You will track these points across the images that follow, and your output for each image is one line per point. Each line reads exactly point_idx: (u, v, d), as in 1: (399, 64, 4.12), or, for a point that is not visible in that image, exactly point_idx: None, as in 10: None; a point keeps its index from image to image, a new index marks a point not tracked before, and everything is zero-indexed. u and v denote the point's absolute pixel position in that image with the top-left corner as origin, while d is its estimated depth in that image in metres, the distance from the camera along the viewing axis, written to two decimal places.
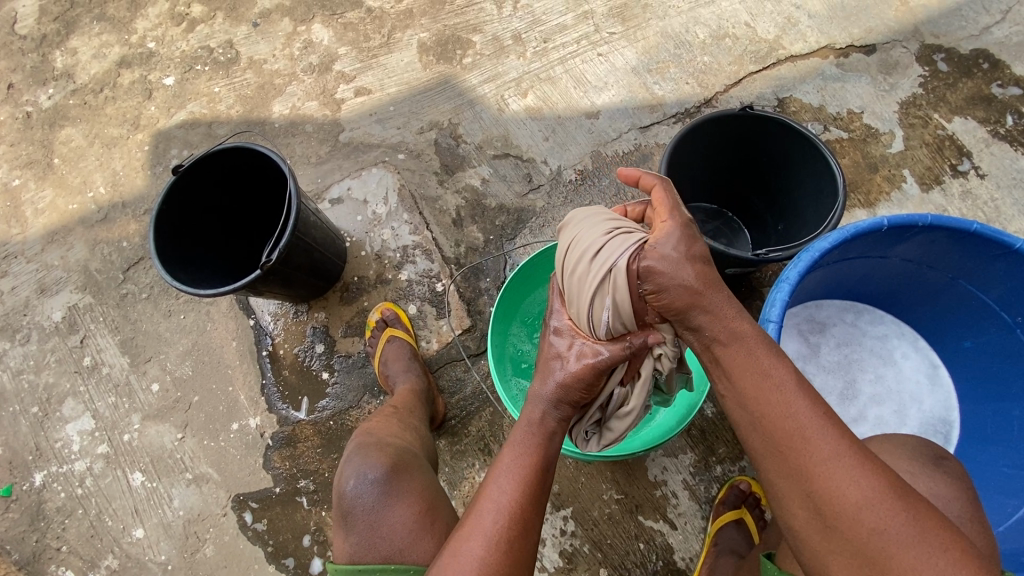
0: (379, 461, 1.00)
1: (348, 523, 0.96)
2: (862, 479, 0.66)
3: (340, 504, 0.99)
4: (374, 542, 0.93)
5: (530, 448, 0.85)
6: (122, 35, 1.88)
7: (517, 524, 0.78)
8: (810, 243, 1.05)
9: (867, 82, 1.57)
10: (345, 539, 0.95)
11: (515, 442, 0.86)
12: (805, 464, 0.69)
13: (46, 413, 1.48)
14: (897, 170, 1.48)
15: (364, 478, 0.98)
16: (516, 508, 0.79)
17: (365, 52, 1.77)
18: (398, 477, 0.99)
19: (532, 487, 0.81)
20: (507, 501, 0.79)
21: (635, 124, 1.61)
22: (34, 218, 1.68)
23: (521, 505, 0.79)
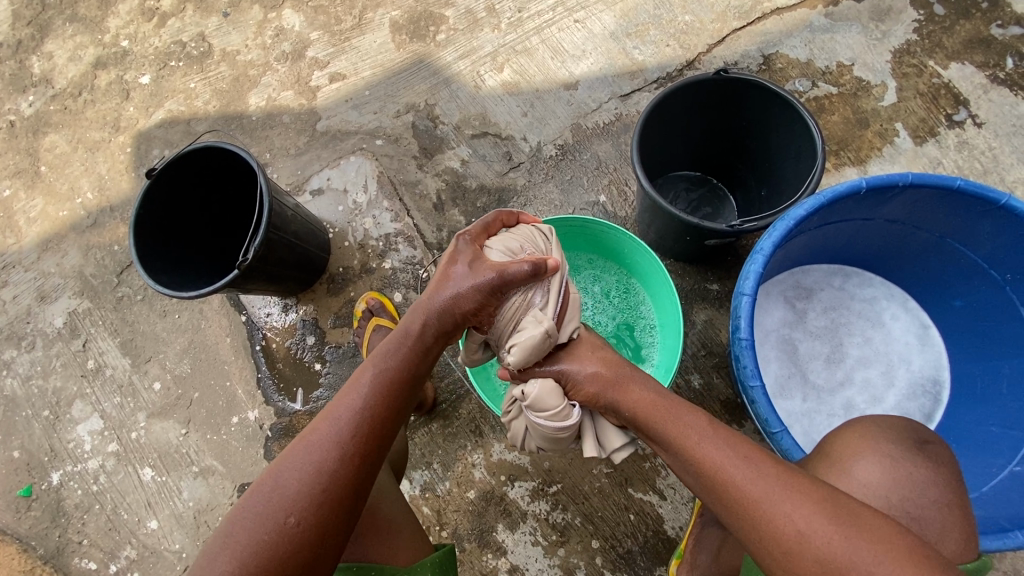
0: None
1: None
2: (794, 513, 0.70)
3: None
4: None
5: (369, 408, 0.80)
6: (95, 35, 1.87)
7: (333, 475, 0.75)
8: (788, 210, 1.02)
9: (858, 31, 1.49)
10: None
11: (361, 383, 0.83)
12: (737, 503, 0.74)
13: (58, 416, 1.54)
14: (889, 124, 1.41)
15: None
16: (342, 459, 0.76)
17: (337, 36, 1.73)
18: None
19: (358, 447, 0.78)
20: (339, 444, 0.77)
21: (615, 93, 1.56)
22: (28, 226, 1.72)
23: (349, 453, 0.77)
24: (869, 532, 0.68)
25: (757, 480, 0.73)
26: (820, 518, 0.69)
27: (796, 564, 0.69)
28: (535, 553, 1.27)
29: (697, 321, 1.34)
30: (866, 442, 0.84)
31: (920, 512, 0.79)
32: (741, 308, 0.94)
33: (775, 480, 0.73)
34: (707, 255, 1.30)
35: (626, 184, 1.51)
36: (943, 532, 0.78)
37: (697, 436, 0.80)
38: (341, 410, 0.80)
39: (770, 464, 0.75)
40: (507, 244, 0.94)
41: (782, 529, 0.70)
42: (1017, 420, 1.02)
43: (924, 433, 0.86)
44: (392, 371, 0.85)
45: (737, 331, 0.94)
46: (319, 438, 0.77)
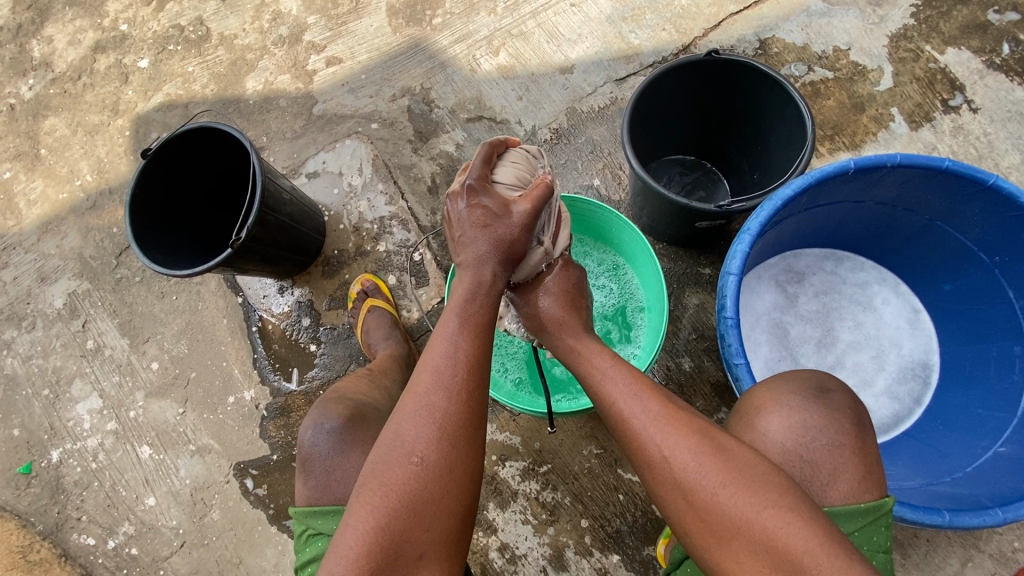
0: (337, 413, 1.03)
1: (308, 470, 0.99)
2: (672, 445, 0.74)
3: (298, 454, 1.01)
4: (330, 485, 0.96)
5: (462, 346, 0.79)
6: (94, 19, 1.88)
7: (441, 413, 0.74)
8: (776, 190, 1.02)
9: (855, 16, 1.48)
10: (304, 483, 0.98)
11: (445, 330, 0.81)
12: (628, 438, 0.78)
13: (57, 395, 1.57)
14: (884, 109, 1.41)
15: (321, 428, 1.01)
16: (451, 397, 0.75)
17: (334, 20, 1.73)
18: (355, 427, 1.02)
19: (463, 384, 0.76)
20: (445, 384, 0.76)
21: (610, 77, 1.56)
22: (28, 209, 1.74)
23: (456, 391, 0.75)
24: (723, 459, 0.72)
25: (634, 408, 0.79)
26: (690, 451, 0.73)
27: (657, 481, 0.75)
28: (524, 531, 1.28)
29: (689, 304, 1.35)
30: (773, 394, 0.86)
31: (814, 456, 0.79)
32: (727, 287, 0.95)
33: (653, 410, 0.78)
34: (700, 239, 1.30)
35: (621, 168, 1.51)
36: (836, 474, 0.78)
37: (601, 376, 0.85)
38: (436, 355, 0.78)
39: (655, 397, 0.80)
40: (515, 173, 0.91)
41: (647, 451, 0.76)
42: (1004, 403, 1.02)
43: (829, 382, 0.86)
44: (472, 312, 0.83)
45: (722, 309, 0.95)
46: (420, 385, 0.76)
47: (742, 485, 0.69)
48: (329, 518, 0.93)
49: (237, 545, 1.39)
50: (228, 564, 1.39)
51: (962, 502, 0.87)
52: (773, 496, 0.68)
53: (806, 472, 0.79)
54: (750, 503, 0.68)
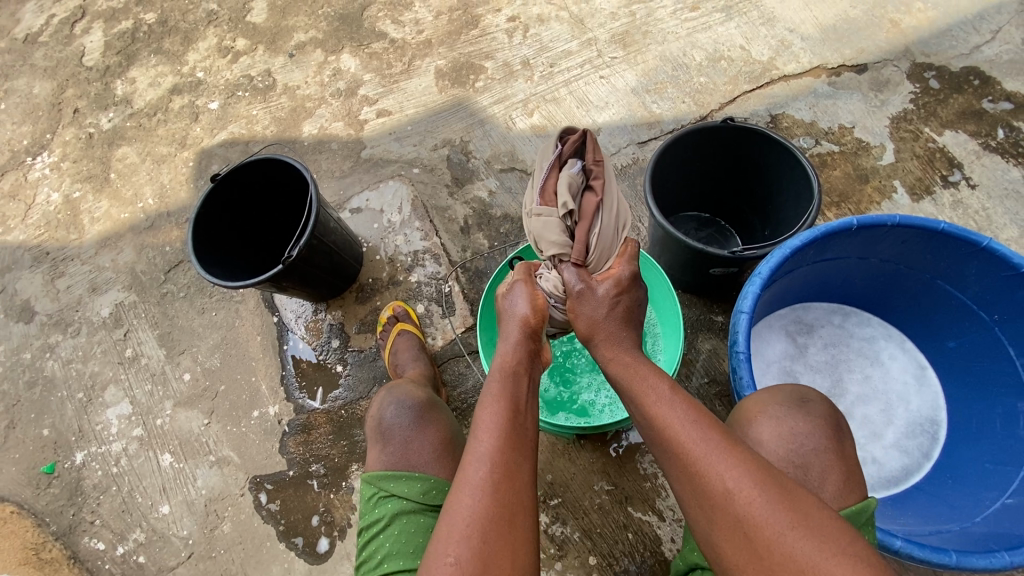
0: (415, 393, 1.14)
1: (385, 439, 1.06)
2: (729, 472, 0.74)
3: (376, 425, 1.10)
4: (404, 454, 1.03)
5: (503, 427, 0.82)
6: (176, 66, 2.15)
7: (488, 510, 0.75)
8: (785, 239, 1.12)
9: (858, 99, 1.64)
10: (380, 452, 1.05)
11: (484, 417, 0.84)
12: (684, 460, 0.77)
13: (90, 398, 1.64)
14: (887, 181, 1.53)
15: (400, 404, 1.11)
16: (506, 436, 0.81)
17: (387, 78, 1.96)
18: (429, 409, 1.12)
19: (504, 460, 0.78)
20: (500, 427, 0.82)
21: (633, 139, 1.71)
22: (91, 225, 1.89)
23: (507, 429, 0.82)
24: (788, 501, 0.71)
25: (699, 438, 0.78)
26: (749, 481, 0.73)
27: (712, 512, 0.73)
28: None
29: (702, 349, 1.41)
30: (763, 405, 0.92)
31: (804, 459, 0.83)
32: (739, 323, 1.03)
33: (718, 444, 0.77)
34: (712, 289, 1.39)
35: (640, 221, 1.62)
36: (825, 475, 0.82)
37: (657, 397, 0.85)
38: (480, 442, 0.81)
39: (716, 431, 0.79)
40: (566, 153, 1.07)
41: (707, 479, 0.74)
42: (1009, 457, 1.04)
43: (809, 393, 0.92)
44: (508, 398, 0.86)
45: (735, 344, 1.02)
46: (467, 479, 0.77)
47: (800, 530, 0.69)
48: (399, 482, 0.99)
49: (244, 560, 1.40)
50: None
51: (972, 545, 0.90)
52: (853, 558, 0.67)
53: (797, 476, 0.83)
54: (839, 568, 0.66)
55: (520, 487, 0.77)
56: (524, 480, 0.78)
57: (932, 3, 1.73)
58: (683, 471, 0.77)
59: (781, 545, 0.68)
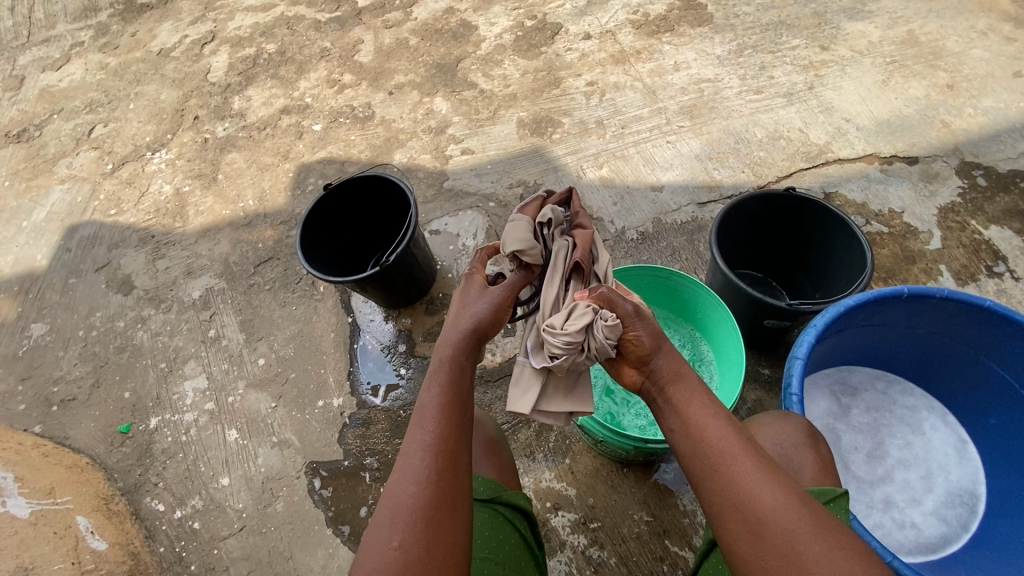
0: None
1: None
2: (767, 486, 0.78)
3: None
4: None
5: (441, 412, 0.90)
6: (288, 90, 2.43)
7: (432, 492, 0.82)
8: (840, 299, 1.23)
9: (908, 187, 1.77)
10: None
11: (427, 403, 0.91)
12: (725, 472, 0.81)
13: (171, 370, 1.79)
14: (933, 264, 1.63)
15: None
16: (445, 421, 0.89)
17: (474, 122, 2.19)
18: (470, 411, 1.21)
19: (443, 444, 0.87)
20: (440, 413, 0.90)
21: (694, 200, 1.86)
22: (195, 217, 2.11)
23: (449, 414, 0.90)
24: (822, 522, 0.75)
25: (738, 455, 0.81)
26: (786, 497, 0.77)
27: (750, 523, 0.76)
28: None
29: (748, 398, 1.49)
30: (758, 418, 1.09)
31: (787, 453, 0.99)
32: (793, 368, 1.13)
33: (758, 462, 0.81)
34: (761, 342, 1.49)
35: (697, 273, 1.74)
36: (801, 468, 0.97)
37: (702, 409, 0.90)
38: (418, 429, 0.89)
39: (751, 445, 0.84)
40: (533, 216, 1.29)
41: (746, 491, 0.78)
42: None
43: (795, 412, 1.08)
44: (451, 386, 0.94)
45: (788, 386, 1.12)
46: (403, 467, 0.85)
47: (837, 547, 0.72)
48: None
49: (291, 539, 1.48)
50: (278, 555, 1.46)
51: None
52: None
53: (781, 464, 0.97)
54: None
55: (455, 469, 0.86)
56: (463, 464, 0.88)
57: (983, 110, 1.89)
58: (722, 481, 0.81)
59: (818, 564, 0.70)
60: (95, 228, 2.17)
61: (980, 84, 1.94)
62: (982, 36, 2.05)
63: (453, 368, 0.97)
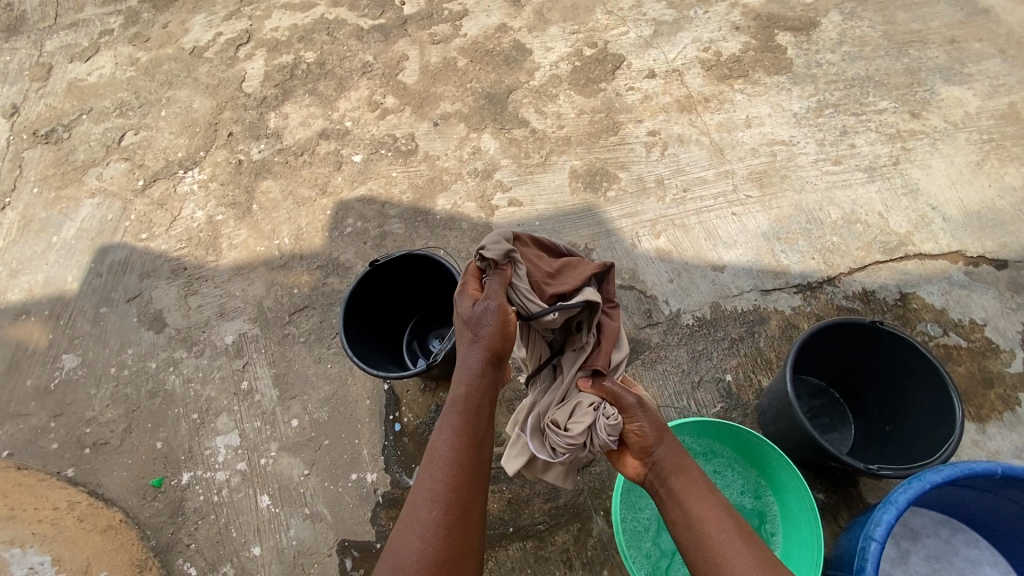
0: None
1: None
2: None
3: None
4: None
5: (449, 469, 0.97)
6: (327, 110, 2.30)
7: (441, 554, 0.92)
8: (923, 469, 1.16)
9: (994, 297, 1.64)
10: None
11: (440, 448, 1.00)
12: (718, 565, 0.91)
13: (203, 422, 1.77)
14: (1013, 391, 1.52)
15: None
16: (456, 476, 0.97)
17: (524, 168, 2.05)
18: None
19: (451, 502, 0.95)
20: (452, 465, 0.98)
21: (756, 286, 1.74)
22: (229, 251, 2.04)
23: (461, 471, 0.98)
24: None
25: (734, 551, 0.91)
26: None
27: None
28: None
29: None
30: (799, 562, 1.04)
31: None
32: (868, 551, 1.07)
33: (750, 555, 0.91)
34: (818, 467, 1.43)
35: (754, 371, 1.64)
36: None
37: (699, 496, 1.00)
38: (428, 483, 0.97)
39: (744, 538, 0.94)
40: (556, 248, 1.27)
41: None
42: None
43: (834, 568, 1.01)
44: (467, 433, 1.01)
45: (860, 570, 1.07)
46: (415, 523, 0.94)
47: None
48: None
49: None
50: None
51: None
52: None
53: None
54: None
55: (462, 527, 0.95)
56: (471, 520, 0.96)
57: None
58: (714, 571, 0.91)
59: None
60: (126, 252, 2.11)
61: None
62: None
63: (468, 413, 1.02)
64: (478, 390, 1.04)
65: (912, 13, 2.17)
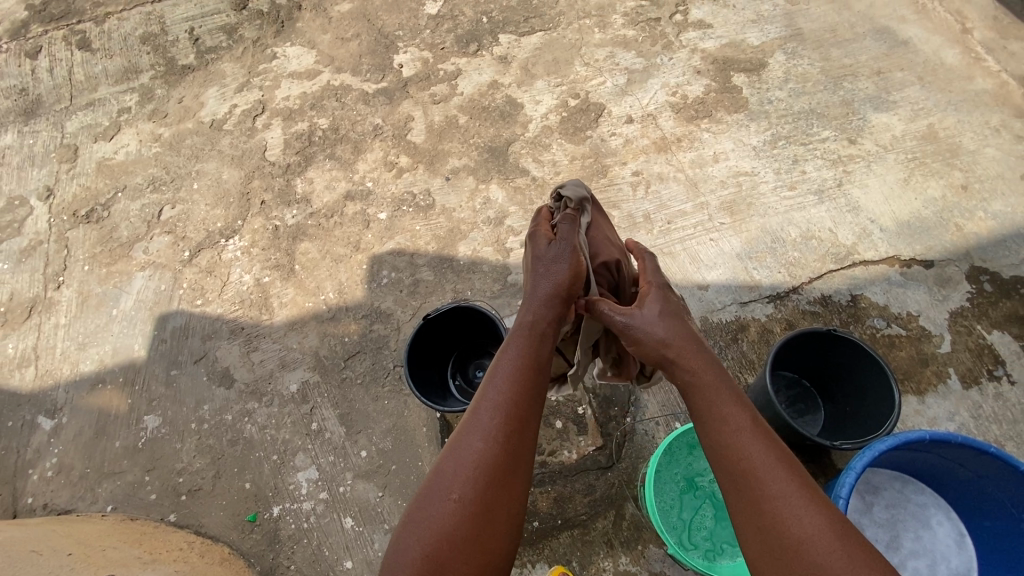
0: None
1: None
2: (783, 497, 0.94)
3: None
4: None
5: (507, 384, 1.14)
6: (348, 173, 2.60)
7: (493, 452, 1.06)
8: (874, 441, 1.53)
9: (924, 291, 2.03)
10: None
11: (503, 367, 1.17)
12: (745, 471, 0.98)
13: (283, 461, 2.06)
14: (943, 367, 1.91)
15: None
16: (513, 392, 1.12)
17: (530, 213, 2.39)
18: None
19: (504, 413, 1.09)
20: (511, 382, 1.14)
21: (736, 299, 2.11)
22: (280, 309, 2.33)
23: (523, 391, 1.14)
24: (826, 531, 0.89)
25: (769, 472, 0.96)
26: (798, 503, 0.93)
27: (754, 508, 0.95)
28: None
29: None
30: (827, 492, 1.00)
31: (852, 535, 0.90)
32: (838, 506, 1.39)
33: (777, 470, 0.97)
34: (798, 445, 1.79)
35: (742, 371, 2.00)
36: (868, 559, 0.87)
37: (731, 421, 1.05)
38: (490, 392, 1.12)
39: (778, 458, 0.99)
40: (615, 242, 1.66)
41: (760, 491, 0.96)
42: None
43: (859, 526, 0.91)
44: (528, 356, 1.20)
45: None
46: (476, 421, 1.08)
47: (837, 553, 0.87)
48: None
49: None
50: None
51: None
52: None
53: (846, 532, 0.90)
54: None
55: (511, 436, 1.07)
56: (524, 431, 1.09)
57: (990, 214, 2.14)
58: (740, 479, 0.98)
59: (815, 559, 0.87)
60: (185, 318, 2.38)
61: (989, 187, 2.19)
62: (993, 134, 2.29)
63: (529, 344, 1.22)
64: (541, 320, 1.27)
65: (843, 49, 2.56)
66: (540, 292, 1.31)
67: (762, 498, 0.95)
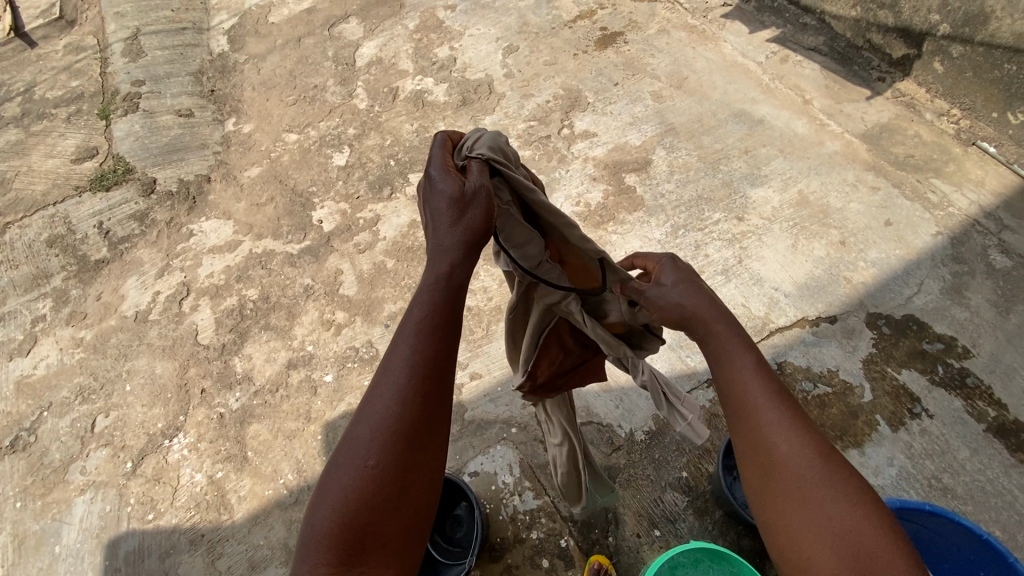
0: None
1: None
2: (789, 438, 0.91)
3: None
4: None
5: (419, 331, 0.93)
6: (286, 341, 2.61)
7: (412, 418, 0.89)
8: None
9: (836, 346, 2.24)
10: None
11: (413, 312, 0.95)
12: (745, 418, 0.95)
13: None
14: (871, 415, 2.09)
15: None
16: (431, 338, 0.93)
17: (472, 344, 2.47)
18: None
19: (419, 361, 0.91)
20: (424, 332, 0.93)
21: (679, 390, 2.25)
22: (239, 503, 2.25)
23: (434, 333, 0.94)
24: (829, 475, 0.88)
25: (761, 406, 0.94)
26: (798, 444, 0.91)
27: (752, 450, 0.94)
28: None
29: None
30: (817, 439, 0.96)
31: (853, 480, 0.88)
32: None
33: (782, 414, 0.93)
34: None
35: (701, 462, 2.10)
36: (856, 509, 0.85)
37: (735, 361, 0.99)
38: (408, 333, 0.93)
39: (781, 401, 0.95)
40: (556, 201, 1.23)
41: (765, 442, 0.92)
42: None
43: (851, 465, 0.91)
44: (441, 303, 0.96)
45: None
46: (391, 374, 0.91)
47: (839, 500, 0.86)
48: None
49: None
50: None
51: None
52: (859, 516, 0.85)
53: (846, 481, 0.88)
54: (859, 519, 0.84)
55: (429, 381, 0.91)
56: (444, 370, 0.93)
57: (870, 262, 2.42)
58: (742, 420, 0.95)
59: (815, 508, 0.86)
60: (137, 539, 2.24)
61: (863, 238, 2.48)
62: (853, 189, 2.62)
63: (437, 279, 0.97)
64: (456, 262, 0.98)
65: (712, 135, 2.90)
66: (453, 239, 0.99)
67: (752, 429, 0.94)
